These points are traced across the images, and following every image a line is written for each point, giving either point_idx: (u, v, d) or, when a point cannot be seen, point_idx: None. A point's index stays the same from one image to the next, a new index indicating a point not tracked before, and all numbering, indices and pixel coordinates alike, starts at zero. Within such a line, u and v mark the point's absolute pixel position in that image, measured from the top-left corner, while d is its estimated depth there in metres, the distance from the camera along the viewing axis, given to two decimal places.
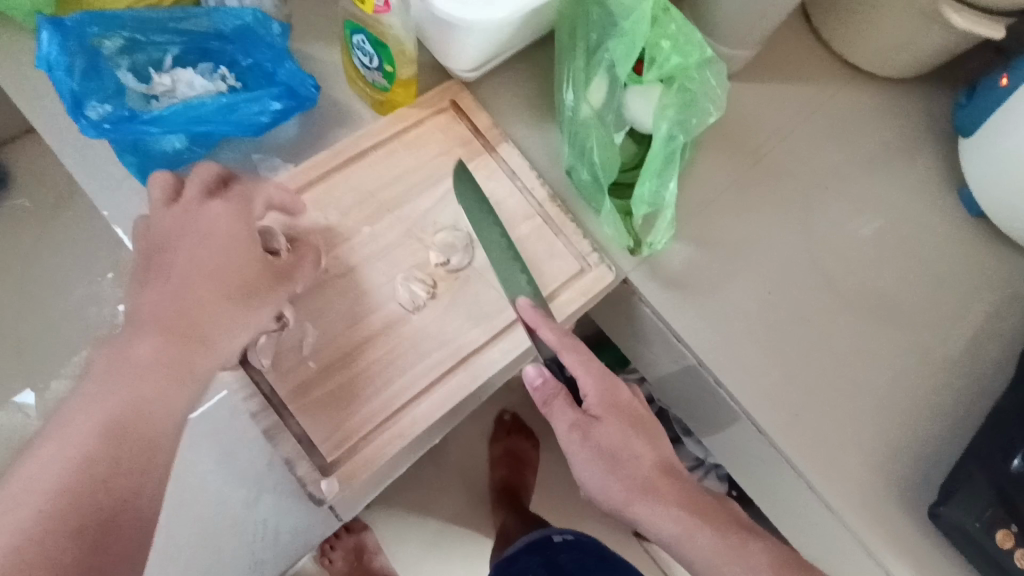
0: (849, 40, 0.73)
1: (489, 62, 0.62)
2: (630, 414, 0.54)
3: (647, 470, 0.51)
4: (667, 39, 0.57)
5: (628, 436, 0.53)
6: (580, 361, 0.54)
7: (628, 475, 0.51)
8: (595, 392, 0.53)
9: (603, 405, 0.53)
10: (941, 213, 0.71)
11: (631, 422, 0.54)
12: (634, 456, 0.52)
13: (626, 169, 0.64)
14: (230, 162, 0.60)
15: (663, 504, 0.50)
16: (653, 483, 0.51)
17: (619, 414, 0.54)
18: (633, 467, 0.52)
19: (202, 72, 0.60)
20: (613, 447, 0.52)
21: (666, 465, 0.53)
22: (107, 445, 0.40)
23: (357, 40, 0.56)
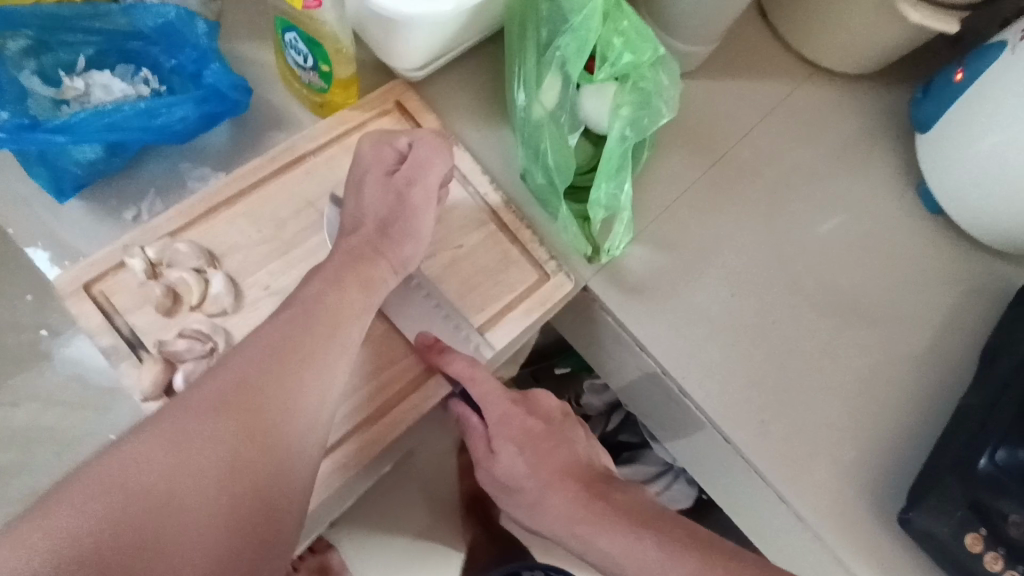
0: (807, 36, 0.71)
1: (434, 61, 0.58)
2: (524, 434, 0.52)
3: (542, 488, 0.51)
4: (620, 36, 0.54)
5: (523, 457, 0.52)
6: (478, 396, 0.52)
7: (529, 496, 0.51)
8: (493, 421, 0.53)
9: (498, 434, 0.52)
10: (902, 210, 0.71)
11: (526, 441, 0.52)
12: (531, 481, 0.51)
13: (581, 171, 0.61)
14: (161, 170, 0.55)
15: (562, 518, 0.49)
16: (557, 501, 0.50)
17: (515, 439, 0.52)
18: (526, 488, 0.51)
19: (122, 76, 0.55)
20: (506, 472, 0.52)
21: (571, 474, 0.52)
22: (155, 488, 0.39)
23: (289, 38, 0.53)
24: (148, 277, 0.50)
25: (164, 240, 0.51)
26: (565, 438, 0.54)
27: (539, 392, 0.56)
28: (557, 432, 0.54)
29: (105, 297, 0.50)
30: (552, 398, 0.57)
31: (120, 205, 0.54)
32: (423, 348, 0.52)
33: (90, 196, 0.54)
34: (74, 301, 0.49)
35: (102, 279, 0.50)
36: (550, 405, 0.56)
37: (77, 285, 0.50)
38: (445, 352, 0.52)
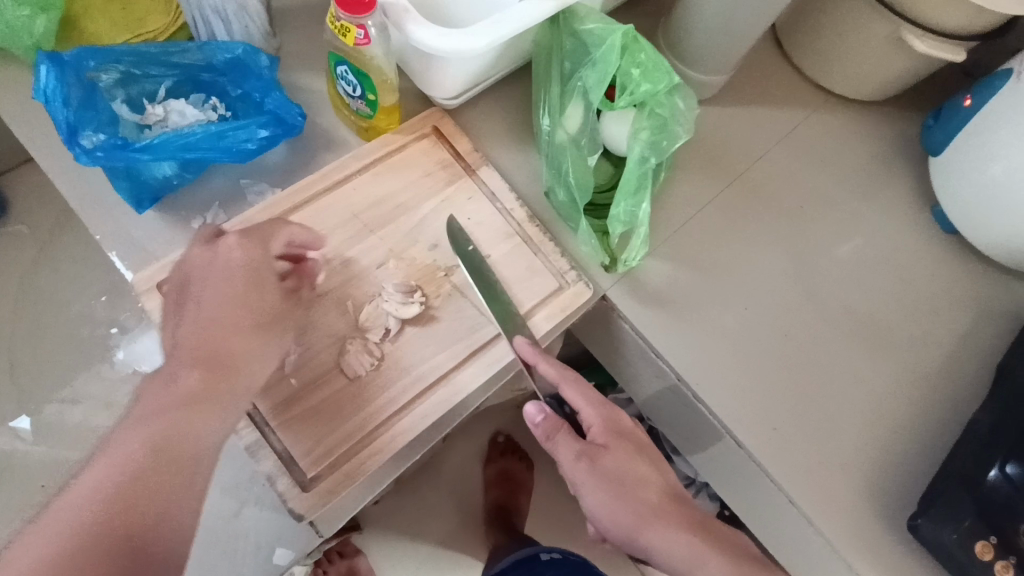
0: (820, 65, 0.75)
1: (469, 90, 0.65)
2: (630, 439, 0.55)
3: (658, 497, 0.52)
4: (638, 67, 0.60)
5: (638, 463, 0.53)
6: (584, 392, 0.55)
7: (643, 499, 0.51)
8: (600, 424, 0.54)
9: (608, 432, 0.54)
10: (917, 230, 0.73)
11: (634, 447, 0.54)
12: (641, 482, 0.52)
13: (600, 190, 0.66)
14: (224, 185, 0.62)
15: (676, 530, 0.50)
16: (666, 509, 0.51)
17: (626, 442, 0.54)
18: (643, 492, 0.52)
19: (194, 103, 0.62)
20: (617, 469, 0.52)
21: (670, 491, 0.53)
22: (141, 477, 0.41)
23: (341, 70, 0.59)
24: None
25: None
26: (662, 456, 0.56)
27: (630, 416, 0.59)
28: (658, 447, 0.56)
29: None
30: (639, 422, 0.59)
31: (189, 214, 0.61)
32: (528, 348, 0.55)
33: (164, 207, 0.61)
34: (146, 297, 0.56)
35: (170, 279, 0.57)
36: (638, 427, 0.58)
37: (148, 283, 0.56)
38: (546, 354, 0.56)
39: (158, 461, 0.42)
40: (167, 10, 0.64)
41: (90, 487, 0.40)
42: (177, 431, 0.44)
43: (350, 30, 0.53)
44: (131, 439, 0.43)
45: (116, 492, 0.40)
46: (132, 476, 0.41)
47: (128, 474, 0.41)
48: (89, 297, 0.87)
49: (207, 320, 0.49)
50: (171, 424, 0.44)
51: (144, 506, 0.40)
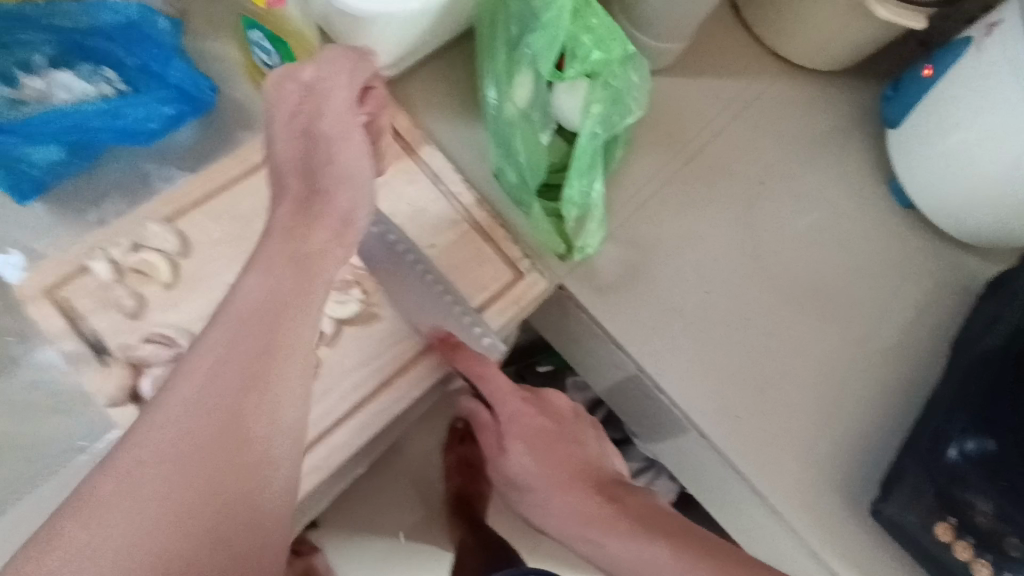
0: (779, 33, 0.72)
1: (407, 59, 0.58)
2: (539, 432, 0.52)
3: (553, 487, 0.50)
4: (589, 33, 0.54)
5: (535, 456, 0.51)
6: (500, 388, 0.53)
7: (542, 493, 0.50)
8: (506, 419, 0.52)
9: (510, 433, 0.52)
10: (875, 205, 0.72)
11: (539, 439, 0.52)
12: (546, 477, 0.50)
13: (554, 169, 0.61)
14: (124, 170, 0.54)
15: (574, 514, 0.48)
16: (564, 496, 0.49)
17: (527, 437, 0.52)
18: (541, 487, 0.50)
19: (82, 75, 0.53)
20: (523, 470, 0.51)
21: (579, 473, 0.51)
22: (203, 485, 0.36)
23: (255, 37, 0.52)
24: (112, 279, 0.50)
25: (129, 244, 0.50)
26: (577, 439, 0.53)
27: (553, 392, 0.55)
28: (569, 430, 0.53)
29: (66, 301, 0.49)
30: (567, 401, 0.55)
31: (83, 205, 0.53)
32: (434, 339, 0.53)
33: (52, 199, 0.52)
34: (34, 305, 0.48)
35: (63, 283, 0.49)
36: (561, 407, 0.55)
37: (36, 289, 0.48)
38: (462, 346, 0.52)
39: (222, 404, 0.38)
40: None
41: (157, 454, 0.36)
42: (222, 387, 0.38)
43: None
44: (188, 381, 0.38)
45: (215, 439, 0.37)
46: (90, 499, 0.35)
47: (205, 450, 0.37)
48: None
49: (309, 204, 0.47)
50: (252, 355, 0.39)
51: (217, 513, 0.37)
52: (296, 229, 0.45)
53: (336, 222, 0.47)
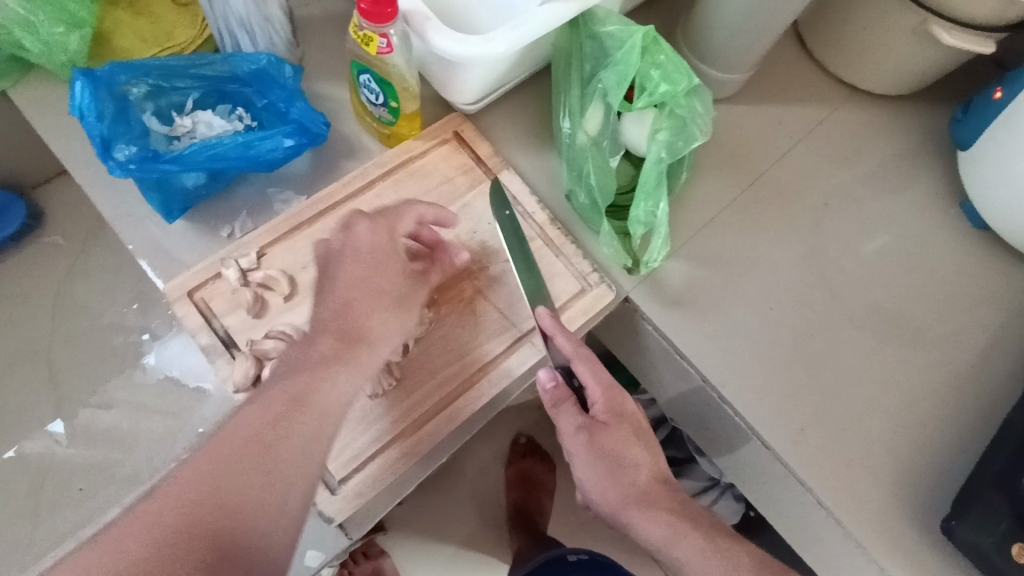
0: (843, 61, 0.75)
1: (490, 94, 0.65)
2: (635, 424, 0.55)
3: (643, 479, 0.53)
4: (657, 68, 0.60)
5: (633, 444, 0.54)
6: (592, 370, 0.54)
7: (633, 481, 0.52)
8: (602, 401, 0.54)
9: (610, 414, 0.54)
10: (945, 225, 0.72)
11: (634, 431, 0.54)
12: (633, 464, 0.53)
13: (622, 192, 0.66)
14: (250, 193, 0.63)
15: (657, 511, 0.51)
16: (650, 493, 0.52)
17: (624, 424, 0.54)
18: (632, 473, 0.53)
19: (221, 114, 0.63)
20: (616, 448, 0.53)
21: (660, 476, 0.54)
22: (217, 484, 0.41)
23: (364, 79, 0.59)
24: (240, 283, 0.58)
25: (255, 255, 0.59)
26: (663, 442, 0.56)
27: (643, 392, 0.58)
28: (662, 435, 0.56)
29: (203, 302, 0.58)
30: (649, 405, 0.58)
31: (218, 222, 0.62)
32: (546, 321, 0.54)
33: (193, 217, 0.62)
34: (178, 304, 0.57)
35: (202, 286, 0.58)
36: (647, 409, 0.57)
37: (180, 291, 0.57)
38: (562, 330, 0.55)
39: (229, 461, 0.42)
40: (193, 23, 0.66)
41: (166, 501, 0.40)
42: (283, 409, 0.45)
43: (372, 40, 0.54)
44: (212, 449, 0.42)
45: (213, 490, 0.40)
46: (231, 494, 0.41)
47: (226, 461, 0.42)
48: (120, 305, 0.90)
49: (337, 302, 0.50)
50: (291, 391, 0.46)
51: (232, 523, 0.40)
52: (343, 313, 0.50)
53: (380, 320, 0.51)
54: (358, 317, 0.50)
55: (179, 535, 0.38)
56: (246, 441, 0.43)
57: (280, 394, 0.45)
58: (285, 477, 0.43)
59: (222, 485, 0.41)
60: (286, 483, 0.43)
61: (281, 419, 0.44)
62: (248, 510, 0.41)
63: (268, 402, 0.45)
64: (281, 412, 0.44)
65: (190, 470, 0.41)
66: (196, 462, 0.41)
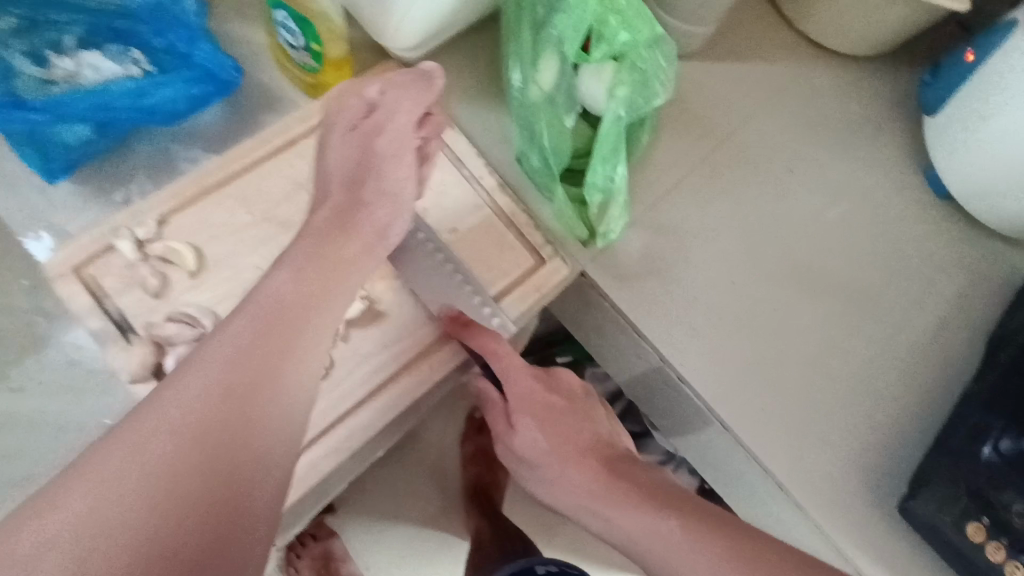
0: (813, 15, 0.70)
1: (431, 41, 0.57)
2: (544, 409, 0.53)
3: (561, 462, 0.51)
4: (618, 14, 0.53)
5: (545, 429, 0.52)
6: (502, 365, 0.52)
7: (551, 468, 0.51)
8: (515, 395, 0.53)
9: (519, 408, 0.53)
10: (911, 195, 0.69)
11: (546, 416, 0.53)
12: (550, 451, 0.51)
13: (577, 154, 0.60)
14: (150, 152, 0.54)
15: (581, 494, 0.49)
16: (572, 474, 0.50)
17: (535, 412, 0.53)
18: (548, 461, 0.51)
19: (111, 56, 0.54)
20: (530, 442, 0.52)
21: (587, 449, 0.52)
22: (220, 450, 0.37)
23: (280, 17, 0.51)
24: (136, 257, 0.50)
25: (154, 223, 0.51)
26: (586, 415, 0.54)
27: (561, 369, 0.57)
28: (580, 405, 0.54)
29: (95, 280, 0.50)
30: (570, 379, 0.57)
31: (112, 186, 0.53)
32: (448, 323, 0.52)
33: (81, 177, 0.53)
34: (63, 283, 0.49)
35: (90, 261, 0.50)
36: (567, 384, 0.56)
37: (65, 266, 0.49)
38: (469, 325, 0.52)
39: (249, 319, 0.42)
40: None
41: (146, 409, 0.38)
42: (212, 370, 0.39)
43: None
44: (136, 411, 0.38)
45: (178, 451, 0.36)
46: (204, 442, 0.37)
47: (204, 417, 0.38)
48: None
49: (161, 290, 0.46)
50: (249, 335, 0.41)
51: (223, 482, 0.37)
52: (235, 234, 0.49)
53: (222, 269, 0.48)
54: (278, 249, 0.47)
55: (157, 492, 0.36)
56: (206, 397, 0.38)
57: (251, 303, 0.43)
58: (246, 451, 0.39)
59: (224, 424, 0.38)
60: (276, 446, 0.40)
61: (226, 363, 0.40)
62: (237, 468, 0.38)
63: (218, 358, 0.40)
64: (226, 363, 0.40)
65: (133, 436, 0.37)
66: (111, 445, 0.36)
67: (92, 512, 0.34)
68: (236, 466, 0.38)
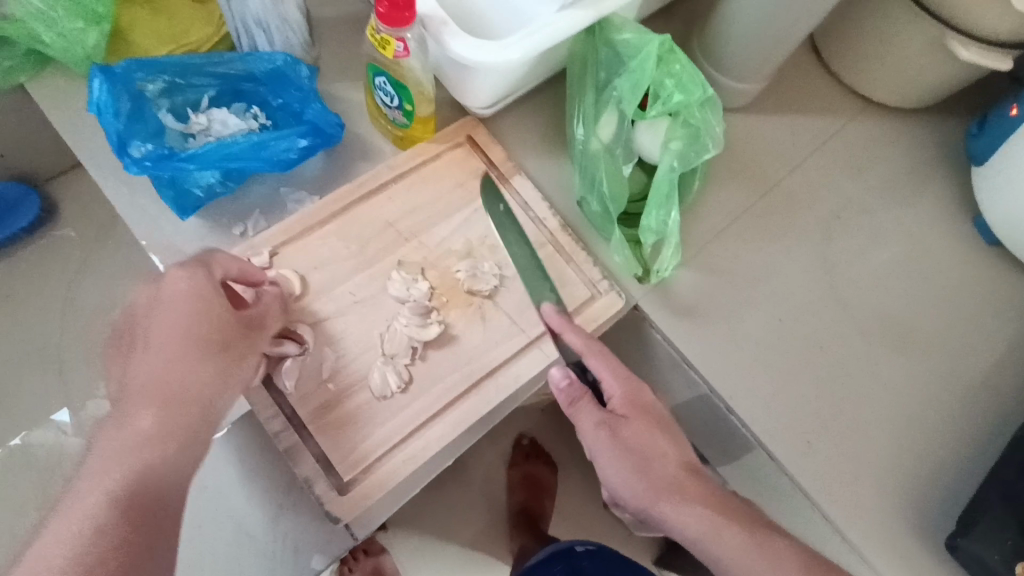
0: (858, 71, 0.74)
1: (504, 99, 0.65)
2: (652, 415, 0.55)
3: (669, 471, 0.52)
4: (672, 78, 0.60)
5: (655, 435, 0.53)
6: (612, 366, 0.55)
7: (659, 475, 0.52)
8: (620, 394, 0.55)
9: (627, 405, 0.54)
10: (959, 240, 0.72)
11: (655, 422, 0.54)
12: (661, 454, 0.53)
13: (633, 199, 0.66)
14: (263, 193, 0.63)
15: (690, 504, 0.50)
16: (682, 484, 0.51)
17: (644, 415, 0.54)
18: (658, 467, 0.52)
19: (236, 113, 0.63)
20: (639, 443, 0.53)
21: (689, 466, 0.53)
22: (135, 473, 0.43)
23: (379, 81, 0.60)
24: None
25: (267, 254, 0.59)
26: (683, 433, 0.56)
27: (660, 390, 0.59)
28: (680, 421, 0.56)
29: None
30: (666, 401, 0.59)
31: (231, 221, 0.62)
32: (552, 317, 0.57)
33: (206, 215, 0.62)
34: None
35: None
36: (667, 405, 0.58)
37: None
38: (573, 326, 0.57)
39: (173, 432, 0.46)
40: (210, 21, 0.66)
41: (102, 466, 0.43)
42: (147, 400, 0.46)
43: (389, 43, 0.53)
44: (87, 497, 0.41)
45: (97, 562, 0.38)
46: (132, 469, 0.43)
47: (146, 445, 0.44)
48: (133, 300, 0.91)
49: (151, 375, 0.47)
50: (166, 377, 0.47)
51: (138, 507, 0.42)
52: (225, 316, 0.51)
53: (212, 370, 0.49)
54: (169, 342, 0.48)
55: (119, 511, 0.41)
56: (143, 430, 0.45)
57: (178, 390, 0.47)
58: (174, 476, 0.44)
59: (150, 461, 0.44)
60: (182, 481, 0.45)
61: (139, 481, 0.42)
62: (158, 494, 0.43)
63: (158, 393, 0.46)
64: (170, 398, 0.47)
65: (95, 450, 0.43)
66: (109, 460, 0.43)
67: (80, 546, 0.39)
68: (150, 494, 0.42)
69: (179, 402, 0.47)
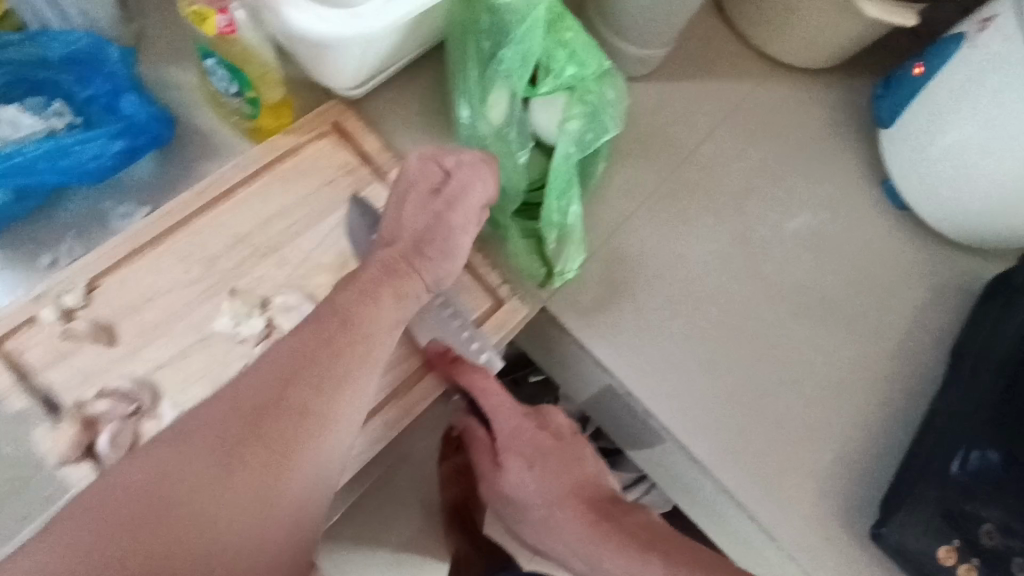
0: (763, 32, 0.69)
1: (374, 79, 0.56)
2: (535, 451, 0.55)
3: (550, 505, 0.54)
4: (564, 48, 0.54)
5: (534, 472, 0.55)
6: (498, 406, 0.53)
7: (540, 512, 0.54)
8: (504, 435, 0.55)
9: (508, 448, 0.55)
10: (868, 208, 0.69)
11: (536, 454, 0.55)
12: (538, 488, 0.55)
13: (531, 188, 0.58)
14: (79, 210, 0.52)
15: (568, 536, 0.53)
16: (561, 514, 0.54)
17: (527, 453, 0.55)
18: (537, 503, 0.54)
19: (31, 109, 0.51)
20: (516, 481, 0.54)
21: (574, 492, 0.55)
22: (197, 473, 0.39)
23: (210, 64, 0.50)
24: (63, 324, 0.48)
25: (85, 289, 0.48)
26: (577, 455, 0.57)
27: (554, 409, 0.58)
28: (572, 445, 0.57)
29: (16, 354, 0.47)
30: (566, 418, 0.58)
31: (37, 248, 0.51)
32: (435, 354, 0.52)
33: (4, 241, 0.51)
34: None
35: (10, 335, 0.47)
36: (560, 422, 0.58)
37: None
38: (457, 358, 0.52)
39: (244, 416, 0.40)
40: None
41: (178, 440, 0.39)
42: (280, 370, 0.42)
43: (210, 16, 0.45)
44: (158, 459, 0.39)
45: (149, 496, 0.37)
46: (224, 453, 0.39)
47: (216, 432, 0.40)
48: None
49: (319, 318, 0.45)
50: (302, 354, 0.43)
51: (187, 506, 0.38)
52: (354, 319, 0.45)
53: (375, 354, 0.45)
54: (343, 327, 0.44)
55: (144, 509, 0.37)
56: (223, 422, 0.40)
57: (296, 359, 0.42)
58: (242, 476, 0.39)
59: (229, 447, 0.39)
60: (251, 489, 0.40)
61: (210, 474, 0.39)
62: (204, 504, 0.38)
63: (276, 374, 0.42)
64: (295, 372, 0.42)
65: (172, 440, 0.39)
66: (159, 452, 0.39)
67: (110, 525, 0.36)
68: (206, 507, 0.38)
69: (305, 360, 0.43)
